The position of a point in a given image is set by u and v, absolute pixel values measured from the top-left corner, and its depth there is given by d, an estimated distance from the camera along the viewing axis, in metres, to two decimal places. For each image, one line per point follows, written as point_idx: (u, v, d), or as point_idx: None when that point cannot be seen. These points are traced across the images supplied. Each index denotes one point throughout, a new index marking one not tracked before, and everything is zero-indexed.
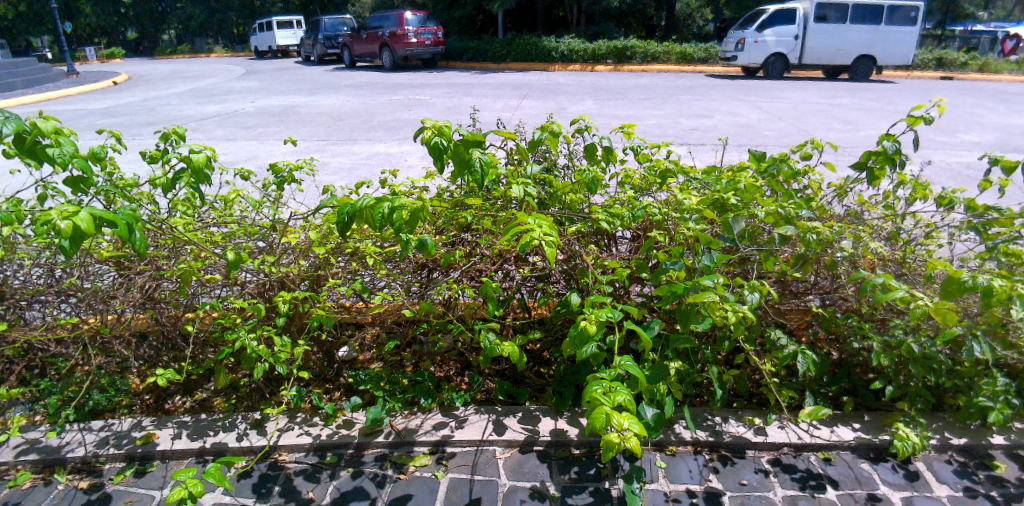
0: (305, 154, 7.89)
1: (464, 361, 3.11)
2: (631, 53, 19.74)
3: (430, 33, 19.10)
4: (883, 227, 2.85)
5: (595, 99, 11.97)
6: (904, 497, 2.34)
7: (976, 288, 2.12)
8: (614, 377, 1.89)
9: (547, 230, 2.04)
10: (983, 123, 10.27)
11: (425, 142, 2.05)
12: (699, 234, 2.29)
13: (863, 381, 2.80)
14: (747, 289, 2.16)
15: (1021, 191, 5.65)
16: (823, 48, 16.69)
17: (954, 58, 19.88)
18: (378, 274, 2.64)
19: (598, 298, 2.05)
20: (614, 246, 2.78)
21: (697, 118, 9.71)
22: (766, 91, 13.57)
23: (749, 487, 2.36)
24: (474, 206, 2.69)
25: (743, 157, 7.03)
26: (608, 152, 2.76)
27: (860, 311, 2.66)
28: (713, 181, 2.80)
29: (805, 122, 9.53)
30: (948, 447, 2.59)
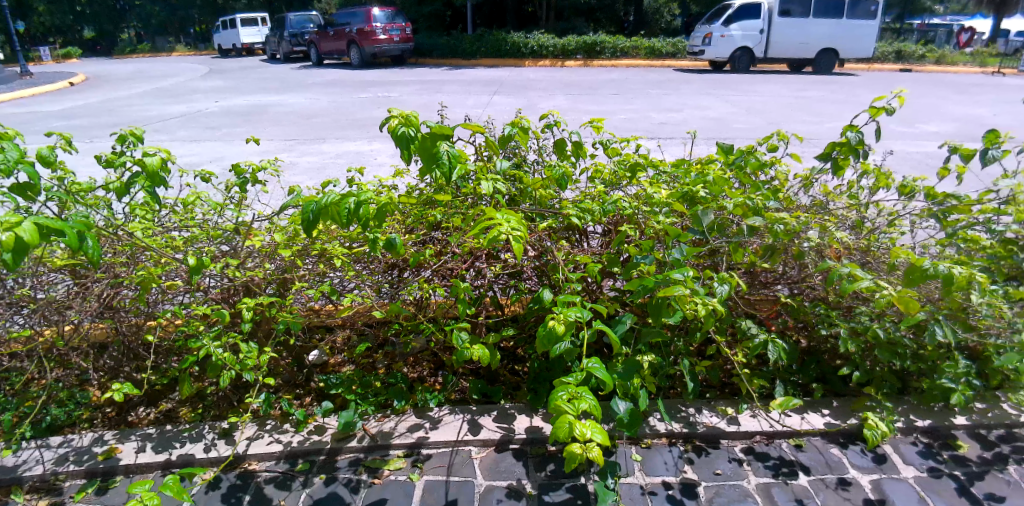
0: (272, 154, 7.72)
1: (437, 361, 3.06)
2: (601, 48, 19.83)
3: (398, 29, 18.90)
4: (849, 216, 2.89)
5: (566, 94, 12.00)
6: (873, 480, 2.39)
7: (937, 276, 2.17)
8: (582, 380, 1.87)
9: (515, 225, 2.01)
10: (942, 113, 10.59)
11: (391, 130, 2.00)
12: (670, 228, 2.30)
13: (832, 368, 2.85)
14: (716, 281, 2.15)
15: (979, 180, 5.84)
16: (789, 42, 16.96)
17: (912, 51, 20.48)
18: (347, 276, 2.60)
19: (568, 297, 2.03)
20: (586, 241, 2.77)
21: (667, 112, 9.80)
22: (734, 84, 13.76)
23: (723, 476, 2.38)
24: (444, 204, 2.64)
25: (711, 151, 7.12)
26: (578, 146, 2.74)
27: (827, 299, 2.69)
28: (682, 174, 2.82)
29: (772, 115, 9.68)
30: (914, 429, 2.66)
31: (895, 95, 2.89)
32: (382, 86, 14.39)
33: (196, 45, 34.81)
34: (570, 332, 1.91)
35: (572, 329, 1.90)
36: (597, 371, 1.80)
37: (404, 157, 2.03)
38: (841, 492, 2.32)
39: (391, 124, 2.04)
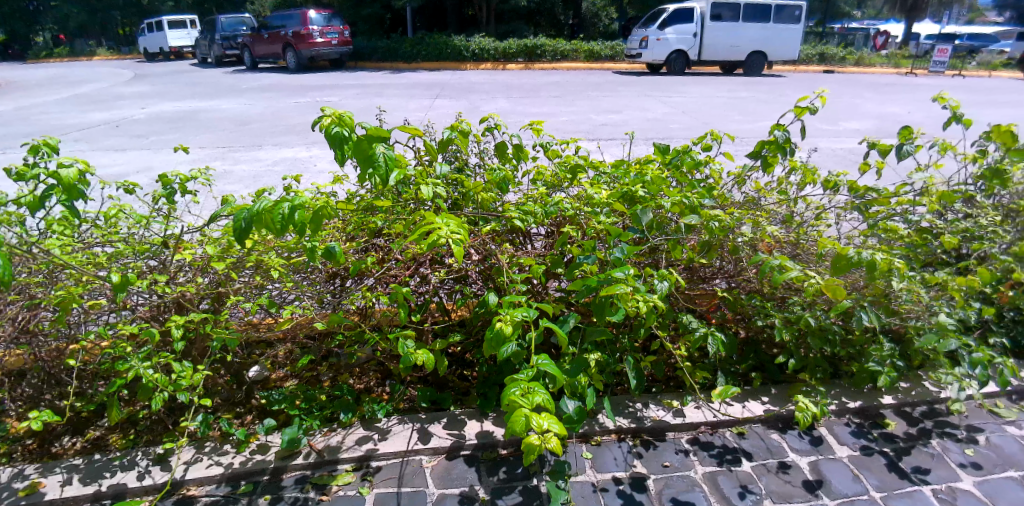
0: (204, 163, 7.39)
1: (384, 371, 3.01)
2: (542, 51, 20.05)
3: (336, 32, 18.50)
4: (778, 212, 3.03)
5: (508, 97, 12.05)
6: (810, 462, 2.50)
7: (861, 263, 2.30)
8: (533, 377, 1.88)
9: (455, 228, 2.00)
10: (862, 112, 11.25)
11: (325, 130, 1.94)
12: (611, 227, 2.35)
13: (768, 356, 2.98)
14: (657, 279, 2.21)
15: (895, 174, 6.23)
16: (721, 45, 17.64)
17: (834, 53, 21.69)
18: (286, 288, 2.51)
19: (514, 299, 2.04)
20: (530, 243, 2.78)
21: (607, 113, 9.99)
22: (670, 86, 14.18)
23: (671, 468, 2.44)
24: (385, 210, 2.59)
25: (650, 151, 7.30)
26: (518, 149, 2.77)
27: (762, 291, 2.79)
28: (622, 174, 2.89)
29: (707, 115, 10.04)
30: (846, 411, 2.80)
31: (816, 95, 3.04)
32: (321, 90, 14.06)
33: (119, 49, 33.01)
34: (516, 332, 1.92)
35: (520, 328, 1.90)
36: (548, 367, 1.81)
37: (339, 159, 1.97)
38: (782, 475, 2.43)
39: (325, 124, 1.97)
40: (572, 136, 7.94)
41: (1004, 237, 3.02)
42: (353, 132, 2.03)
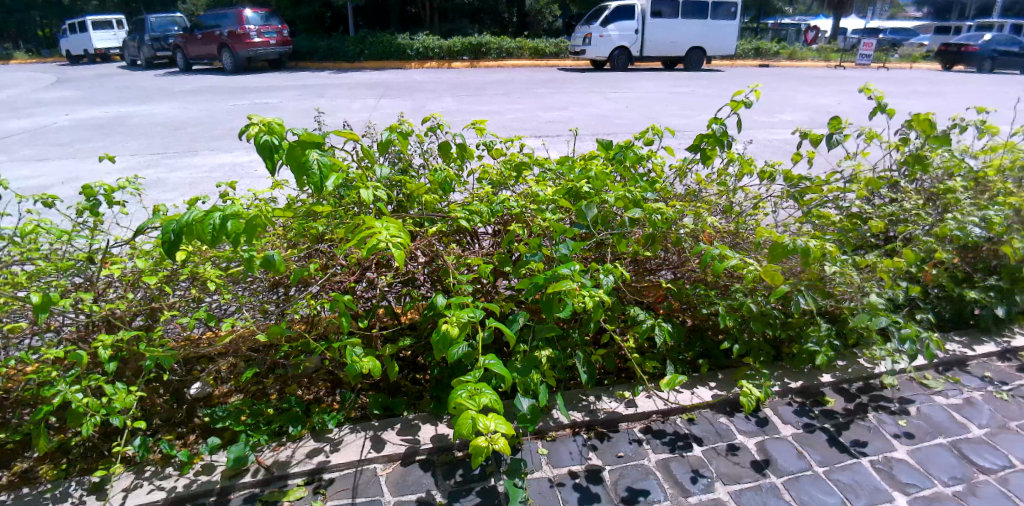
0: (135, 172, 7.02)
1: (334, 379, 2.94)
2: (487, 49, 20.02)
3: (274, 32, 17.91)
4: (718, 202, 3.12)
5: (454, 96, 11.97)
6: (757, 443, 2.59)
7: (796, 250, 2.40)
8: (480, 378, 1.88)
9: (395, 233, 1.97)
10: (795, 104, 11.75)
11: (254, 139, 1.88)
12: (556, 224, 2.36)
13: (714, 342, 3.06)
14: (602, 273, 2.24)
15: (826, 161, 6.53)
16: (661, 41, 18.07)
17: (768, 48, 22.55)
18: (225, 299, 2.42)
19: (460, 301, 2.05)
20: (477, 242, 2.77)
21: (553, 110, 10.07)
22: (614, 82, 14.42)
23: (625, 458, 2.48)
24: (326, 215, 2.53)
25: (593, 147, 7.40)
26: (462, 148, 2.76)
27: (705, 280, 2.87)
28: (566, 170, 2.92)
29: (651, 110, 10.26)
30: (789, 391, 2.91)
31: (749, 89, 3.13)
32: (260, 92, 13.59)
33: (38, 52, 31.04)
34: (463, 334, 1.92)
35: (466, 330, 1.91)
36: (495, 367, 1.81)
37: (271, 167, 1.90)
38: (731, 457, 2.51)
39: (252, 132, 1.90)
40: (517, 133, 7.96)
41: (926, 219, 3.21)
42: (283, 139, 1.97)
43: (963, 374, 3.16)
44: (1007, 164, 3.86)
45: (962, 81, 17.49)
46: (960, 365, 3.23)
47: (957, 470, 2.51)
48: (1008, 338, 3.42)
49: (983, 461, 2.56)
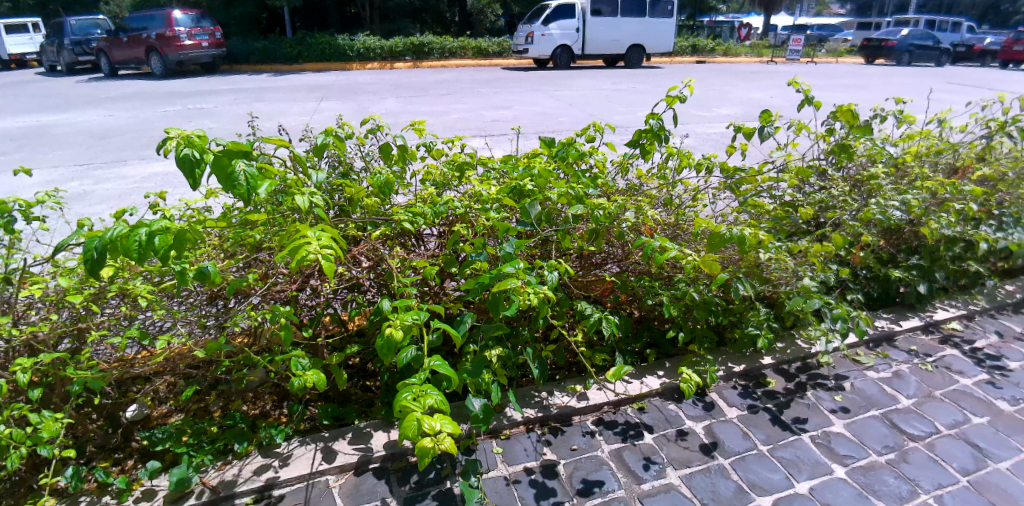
0: (56, 184, 6.60)
1: (281, 392, 2.85)
2: (429, 49, 19.88)
3: (206, 34, 17.20)
4: (659, 196, 3.20)
5: (397, 97, 11.81)
6: (705, 426, 2.68)
7: (733, 239, 2.49)
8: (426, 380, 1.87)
9: (327, 242, 1.92)
10: (731, 98, 12.18)
11: (173, 153, 1.78)
12: (499, 223, 2.37)
13: (660, 332, 3.15)
14: (547, 270, 2.25)
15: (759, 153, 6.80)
16: (602, 39, 18.38)
17: (704, 45, 23.30)
18: (159, 316, 2.31)
19: (404, 304, 2.05)
20: (423, 244, 2.76)
21: (498, 109, 10.09)
22: (558, 80, 14.58)
23: (579, 451, 2.51)
24: (264, 223, 2.45)
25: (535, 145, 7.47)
26: (403, 150, 2.74)
27: (649, 272, 2.95)
28: (510, 169, 2.94)
29: (594, 107, 10.42)
30: (733, 375, 3.02)
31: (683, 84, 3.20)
32: (193, 96, 13.03)
33: None
34: (407, 338, 1.90)
35: (411, 332, 1.89)
36: (441, 368, 1.81)
37: (193, 183, 1.81)
38: (680, 442, 2.58)
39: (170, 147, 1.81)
40: (459, 133, 7.94)
41: (852, 205, 3.39)
42: (205, 151, 1.89)
43: (891, 349, 3.36)
44: (923, 151, 4.12)
45: (882, 74, 18.56)
46: (888, 340, 3.43)
47: (889, 439, 2.67)
48: (930, 313, 3.66)
49: (912, 429, 2.74)
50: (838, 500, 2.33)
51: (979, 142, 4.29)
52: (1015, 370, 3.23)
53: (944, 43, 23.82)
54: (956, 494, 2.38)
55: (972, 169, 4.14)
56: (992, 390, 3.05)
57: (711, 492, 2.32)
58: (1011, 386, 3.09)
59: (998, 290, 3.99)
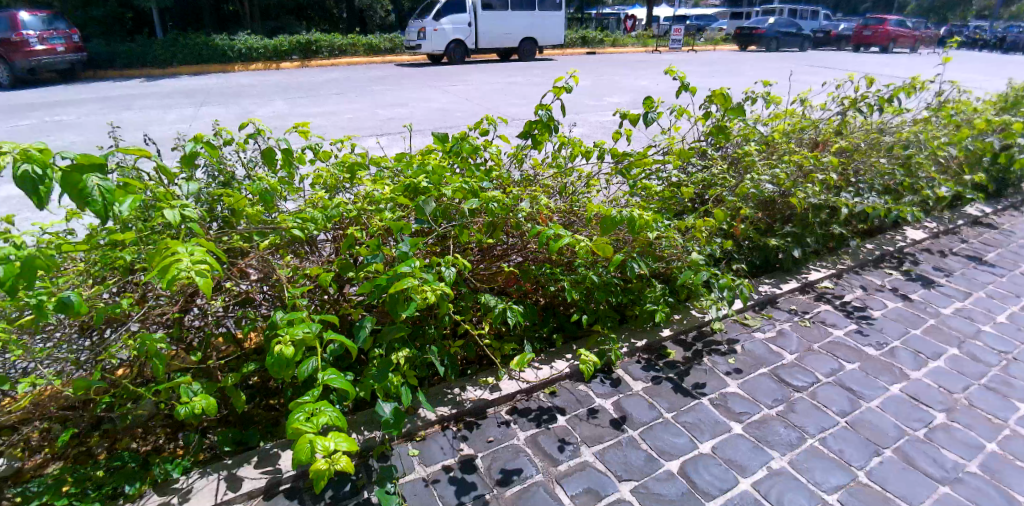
0: None
1: (175, 424, 2.65)
2: (317, 47, 19.10)
3: (61, 37, 15.46)
4: (554, 185, 3.29)
5: (286, 98, 11.26)
6: (614, 402, 2.80)
7: (623, 221, 2.61)
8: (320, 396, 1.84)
9: (202, 256, 1.82)
10: (620, 87, 12.72)
11: (8, 169, 1.59)
12: (394, 223, 2.34)
13: (565, 316, 3.24)
14: (444, 266, 2.25)
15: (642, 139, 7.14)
16: (494, 33, 18.52)
17: (593, 36, 24.11)
18: (18, 357, 2.07)
19: (294, 316, 2.00)
20: (318, 251, 2.66)
21: (393, 107, 9.91)
22: (453, 75, 14.53)
23: (495, 442, 2.54)
24: (135, 243, 2.26)
25: (426, 142, 7.42)
26: (287, 154, 2.62)
27: (550, 260, 3.02)
28: (403, 167, 2.89)
29: (491, 101, 10.48)
30: (636, 350, 3.16)
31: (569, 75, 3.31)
32: (49, 107, 11.71)
33: None
34: (299, 353, 1.86)
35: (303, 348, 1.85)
36: (335, 382, 1.81)
37: (38, 202, 1.63)
38: (592, 420, 2.68)
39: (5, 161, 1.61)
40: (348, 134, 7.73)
41: (730, 181, 3.66)
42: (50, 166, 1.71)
43: (774, 310, 3.66)
44: (789, 128, 4.51)
45: (752, 60, 20.14)
46: (771, 302, 3.74)
47: (778, 392, 2.92)
48: (805, 274, 4.02)
49: (796, 381, 3.01)
50: (736, 455, 2.52)
51: (836, 119, 4.76)
52: (877, 318, 3.63)
53: (803, 30, 26.20)
54: (835, 434, 2.66)
55: (831, 142, 4.59)
56: (859, 338, 3.42)
57: (624, 464, 2.44)
58: (875, 332, 3.48)
59: (860, 249, 4.47)
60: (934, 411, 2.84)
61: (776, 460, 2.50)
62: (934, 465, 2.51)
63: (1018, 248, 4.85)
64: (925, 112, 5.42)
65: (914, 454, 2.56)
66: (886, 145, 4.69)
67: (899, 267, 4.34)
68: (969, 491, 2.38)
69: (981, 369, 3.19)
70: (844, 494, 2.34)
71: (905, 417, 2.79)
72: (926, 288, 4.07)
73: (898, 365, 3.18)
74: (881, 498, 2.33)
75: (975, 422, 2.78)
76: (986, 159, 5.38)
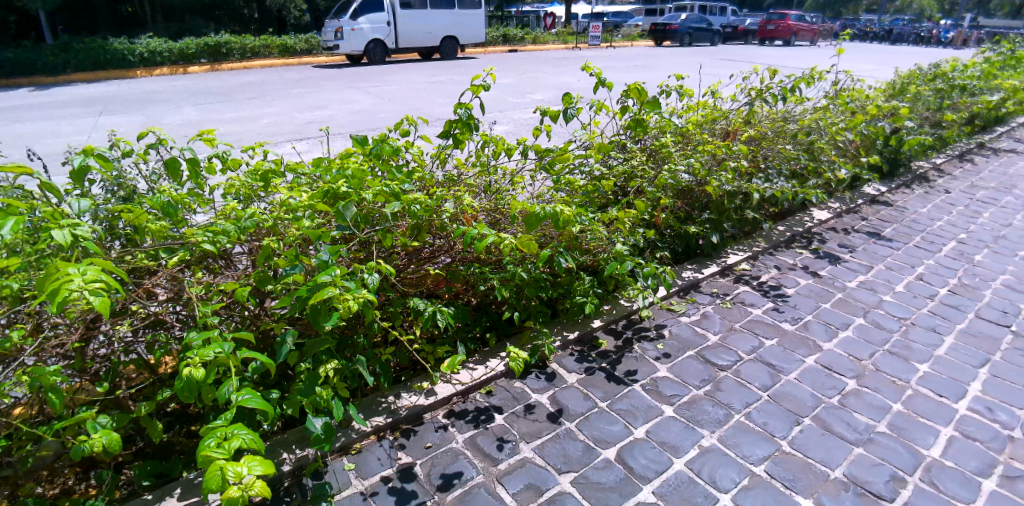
0: None
1: (84, 462, 2.44)
2: (227, 50, 18.17)
3: None
4: (479, 184, 3.28)
5: (195, 104, 10.63)
6: (550, 396, 2.82)
7: (547, 217, 2.64)
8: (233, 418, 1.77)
9: (97, 278, 1.69)
10: (543, 84, 12.87)
11: None
12: (312, 231, 2.27)
13: (497, 315, 3.24)
14: (366, 272, 2.21)
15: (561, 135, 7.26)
16: (414, 32, 18.27)
17: (514, 34, 24.27)
18: None
19: (204, 336, 1.93)
20: (234, 265, 2.54)
21: (312, 110, 9.57)
22: (374, 76, 14.22)
23: (434, 447, 2.50)
24: (23, 269, 2.07)
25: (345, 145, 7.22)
26: (194, 164, 2.47)
27: (478, 259, 3.02)
28: (322, 172, 2.80)
29: (414, 101, 10.33)
30: (569, 343, 3.20)
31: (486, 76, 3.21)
32: None
33: None
34: (211, 374, 1.83)
35: (214, 368, 1.83)
36: (250, 403, 1.74)
37: None
38: (529, 416, 2.69)
39: None
40: (260, 140, 7.40)
41: (649, 173, 3.78)
42: None
43: (697, 294, 3.81)
44: (701, 119, 4.71)
45: (668, 55, 20.91)
46: (695, 287, 3.89)
47: (705, 373, 3.04)
48: (724, 258, 4.22)
49: (721, 360, 3.15)
50: (670, 436, 2.60)
51: (744, 109, 5.01)
52: (791, 295, 3.86)
53: (713, 25, 27.47)
54: (760, 408, 2.80)
55: (741, 131, 4.83)
56: (776, 315, 3.61)
57: (563, 457, 2.46)
58: (790, 308, 3.69)
59: (773, 231, 4.73)
60: (845, 378, 3.05)
61: (706, 438, 2.60)
62: (848, 429, 2.69)
63: (910, 222, 5.29)
64: (824, 100, 5.81)
65: (831, 420, 2.74)
66: (791, 132, 4.98)
67: (808, 246, 4.63)
68: (880, 450, 2.57)
69: (884, 336, 3.45)
70: (771, 464, 2.47)
71: (821, 386, 2.98)
72: (833, 264, 4.36)
73: (812, 338, 3.39)
74: (803, 464, 2.48)
75: (881, 385, 3.01)
76: (879, 142, 5.83)
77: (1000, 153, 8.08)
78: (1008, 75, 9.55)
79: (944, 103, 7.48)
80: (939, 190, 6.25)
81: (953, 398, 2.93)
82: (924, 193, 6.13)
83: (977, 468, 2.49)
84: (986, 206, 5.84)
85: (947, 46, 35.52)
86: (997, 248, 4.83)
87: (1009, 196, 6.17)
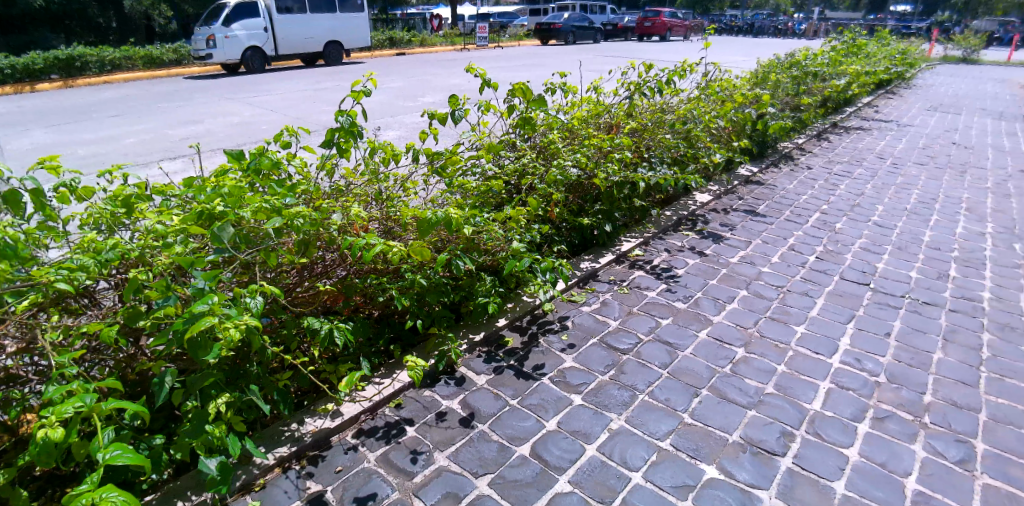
0: None
1: None
2: (81, 63, 16.44)
3: None
4: (369, 192, 3.20)
5: (45, 126, 9.51)
6: (461, 401, 2.80)
7: (439, 222, 2.65)
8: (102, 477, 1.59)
9: None
10: (434, 86, 12.78)
11: None
12: (183, 258, 2.10)
13: (400, 325, 3.17)
14: (249, 296, 2.12)
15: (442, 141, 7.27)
16: (295, 38, 17.47)
17: (401, 37, 23.89)
18: None
19: (62, 390, 1.73)
20: (99, 303, 2.30)
21: (186, 125, 8.87)
22: (254, 85, 13.45)
23: (345, 470, 2.39)
24: None
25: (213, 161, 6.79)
26: (39, 194, 2.20)
27: (375, 269, 2.96)
28: (194, 192, 2.60)
29: (300, 109, 9.87)
30: (476, 345, 3.19)
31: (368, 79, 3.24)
32: None
33: None
34: (73, 431, 1.66)
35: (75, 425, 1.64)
36: (119, 459, 1.56)
37: None
38: (442, 424, 2.66)
39: None
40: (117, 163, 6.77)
41: (540, 170, 3.87)
42: None
43: (596, 283, 3.95)
44: (587, 114, 4.89)
45: (555, 53, 21.47)
46: (593, 276, 4.02)
47: (609, 359, 3.15)
48: (618, 246, 4.39)
49: (623, 345, 3.27)
50: (581, 424, 2.67)
51: (625, 102, 5.26)
52: (682, 276, 4.09)
53: (595, 23, 28.57)
54: (662, 386, 2.94)
55: (624, 124, 5.07)
56: (670, 295, 3.82)
57: (479, 460, 2.45)
58: (682, 288, 3.92)
59: (661, 217, 4.99)
60: (735, 347, 3.28)
61: (615, 421, 2.69)
62: (740, 394, 2.89)
63: (780, 198, 5.79)
64: (696, 91, 6.23)
65: (725, 388, 2.93)
66: (669, 122, 5.28)
67: (694, 228, 4.94)
68: (770, 409, 2.79)
69: (765, 304, 3.75)
70: (675, 437, 2.60)
71: (714, 358, 3.18)
72: (717, 243, 4.67)
73: (703, 314, 3.61)
74: (705, 433, 2.63)
75: (766, 349, 3.27)
76: (747, 127, 6.34)
77: (849, 131, 9.05)
78: (850, 61, 10.72)
79: (799, 89, 8.26)
80: (802, 167, 6.90)
81: (827, 353, 3.24)
82: (790, 171, 6.74)
83: (851, 413, 2.77)
84: (841, 179, 6.52)
85: (800, 36, 39.32)
86: (853, 215, 5.40)
87: (859, 169, 6.93)
